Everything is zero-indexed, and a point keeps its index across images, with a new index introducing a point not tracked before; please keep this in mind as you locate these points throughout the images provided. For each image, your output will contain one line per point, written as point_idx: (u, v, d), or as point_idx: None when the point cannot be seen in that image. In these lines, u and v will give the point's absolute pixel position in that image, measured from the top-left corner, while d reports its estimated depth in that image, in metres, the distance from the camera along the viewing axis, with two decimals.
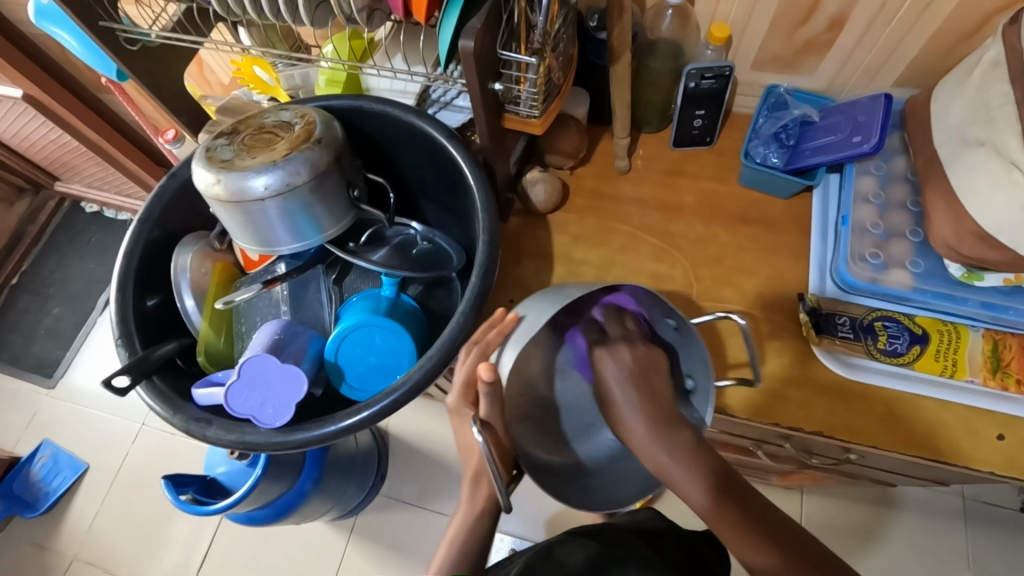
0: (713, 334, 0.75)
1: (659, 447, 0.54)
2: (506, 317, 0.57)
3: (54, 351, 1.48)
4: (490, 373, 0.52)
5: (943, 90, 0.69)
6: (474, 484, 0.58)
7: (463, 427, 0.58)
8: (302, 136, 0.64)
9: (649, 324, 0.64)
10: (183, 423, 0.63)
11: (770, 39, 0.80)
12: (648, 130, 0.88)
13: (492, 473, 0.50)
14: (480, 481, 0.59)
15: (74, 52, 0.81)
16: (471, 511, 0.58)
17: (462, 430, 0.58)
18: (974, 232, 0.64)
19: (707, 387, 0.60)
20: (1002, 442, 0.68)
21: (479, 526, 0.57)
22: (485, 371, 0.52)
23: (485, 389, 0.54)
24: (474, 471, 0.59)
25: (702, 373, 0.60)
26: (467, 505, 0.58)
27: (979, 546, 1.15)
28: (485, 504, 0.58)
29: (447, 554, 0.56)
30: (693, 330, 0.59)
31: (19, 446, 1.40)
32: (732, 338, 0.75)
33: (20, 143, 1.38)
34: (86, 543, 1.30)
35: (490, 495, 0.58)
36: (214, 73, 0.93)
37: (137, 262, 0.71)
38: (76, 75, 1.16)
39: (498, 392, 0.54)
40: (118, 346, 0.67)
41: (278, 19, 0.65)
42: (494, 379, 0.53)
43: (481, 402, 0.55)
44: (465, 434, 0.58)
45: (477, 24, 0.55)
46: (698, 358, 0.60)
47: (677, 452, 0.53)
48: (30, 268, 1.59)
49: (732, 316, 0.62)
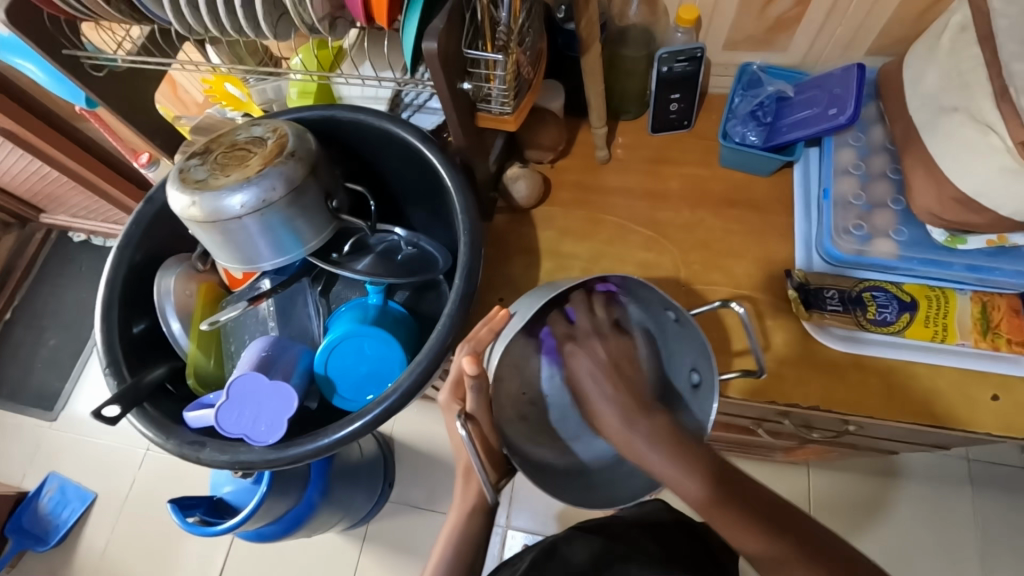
0: (717, 323, 0.74)
1: (636, 433, 0.53)
2: (496, 313, 0.59)
3: (53, 384, 1.48)
4: (475, 367, 0.55)
5: (915, 56, 0.69)
6: (467, 479, 0.61)
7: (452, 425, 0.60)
8: (275, 150, 0.63)
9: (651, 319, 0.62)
10: (177, 448, 0.63)
11: (740, 18, 0.79)
12: (626, 117, 0.88)
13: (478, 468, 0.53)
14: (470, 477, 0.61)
15: (42, 82, 0.81)
16: (464, 507, 0.60)
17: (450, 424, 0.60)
18: (955, 197, 0.64)
19: (711, 381, 0.57)
20: (997, 402, 0.69)
21: (472, 521, 0.59)
22: (468, 365, 0.55)
23: (470, 383, 0.56)
24: (463, 468, 0.61)
25: (706, 366, 0.57)
26: (461, 501, 0.60)
27: (986, 507, 1.16)
28: (477, 499, 0.60)
29: (442, 552, 0.59)
30: (694, 322, 0.57)
31: (25, 480, 1.39)
32: (733, 327, 0.74)
33: (0, 178, 1.37)
34: (100, 572, 1.30)
35: (480, 491, 0.60)
36: (188, 92, 0.89)
37: (120, 289, 0.71)
38: (50, 104, 1.15)
39: (485, 386, 0.57)
40: (106, 375, 0.67)
41: (241, 34, 0.64)
42: (478, 371, 0.55)
43: (468, 398, 0.58)
44: (454, 431, 0.60)
45: (439, 25, 0.55)
46: (701, 350, 0.58)
47: (654, 439, 0.52)
48: (22, 302, 1.59)
49: (730, 306, 0.64)
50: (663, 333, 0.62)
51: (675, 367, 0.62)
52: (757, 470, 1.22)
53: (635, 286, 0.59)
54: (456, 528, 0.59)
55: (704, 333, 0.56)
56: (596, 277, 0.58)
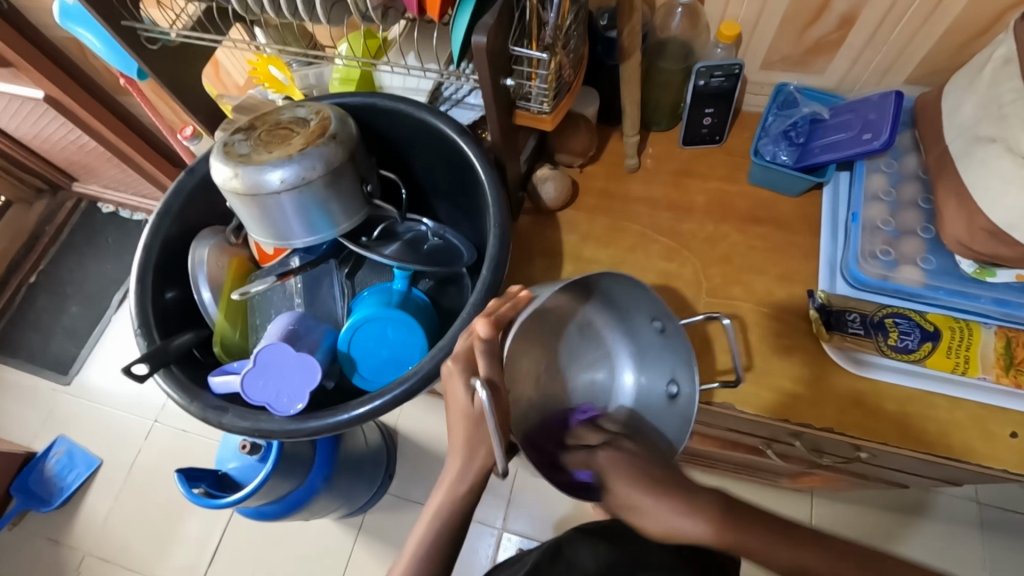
0: (701, 337, 0.75)
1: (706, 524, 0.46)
2: (521, 294, 0.57)
3: (70, 349, 1.51)
4: (487, 328, 0.52)
5: (956, 87, 0.69)
6: (459, 482, 0.53)
7: (458, 394, 0.53)
8: (317, 131, 0.65)
9: (630, 330, 0.62)
10: (200, 410, 0.65)
11: (779, 38, 0.80)
12: (658, 129, 0.89)
13: (494, 434, 0.45)
14: (467, 480, 0.53)
15: (97, 52, 0.84)
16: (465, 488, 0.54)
17: (451, 381, 0.53)
18: (986, 229, 0.63)
19: (691, 392, 0.57)
20: (1015, 439, 0.68)
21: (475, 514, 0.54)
22: (481, 326, 0.52)
23: (481, 347, 0.51)
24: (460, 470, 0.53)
25: (687, 376, 0.57)
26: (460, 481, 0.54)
27: (992, 554, 1.14)
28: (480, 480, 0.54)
29: (419, 545, 0.53)
30: (680, 331, 0.57)
31: (35, 441, 1.42)
32: (718, 342, 0.75)
33: (40, 144, 1.41)
34: (99, 537, 1.32)
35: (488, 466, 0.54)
36: (230, 75, 0.93)
37: (157, 255, 0.73)
38: (96, 76, 1.19)
39: (496, 351, 0.52)
40: (137, 336, 0.69)
41: (295, 17, 0.67)
42: (492, 336, 0.52)
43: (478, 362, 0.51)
44: (458, 400, 0.53)
45: (490, 20, 0.56)
46: (684, 361, 0.58)
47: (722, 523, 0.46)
48: (48, 267, 1.63)
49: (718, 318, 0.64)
50: (642, 344, 0.62)
51: (649, 379, 0.61)
52: (760, 496, 1.20)
53: (624, 290, 0.58)
54: (440, 521, 0.53)
55: (691, 345, 0.57)
56: (586, 277, 0.56)
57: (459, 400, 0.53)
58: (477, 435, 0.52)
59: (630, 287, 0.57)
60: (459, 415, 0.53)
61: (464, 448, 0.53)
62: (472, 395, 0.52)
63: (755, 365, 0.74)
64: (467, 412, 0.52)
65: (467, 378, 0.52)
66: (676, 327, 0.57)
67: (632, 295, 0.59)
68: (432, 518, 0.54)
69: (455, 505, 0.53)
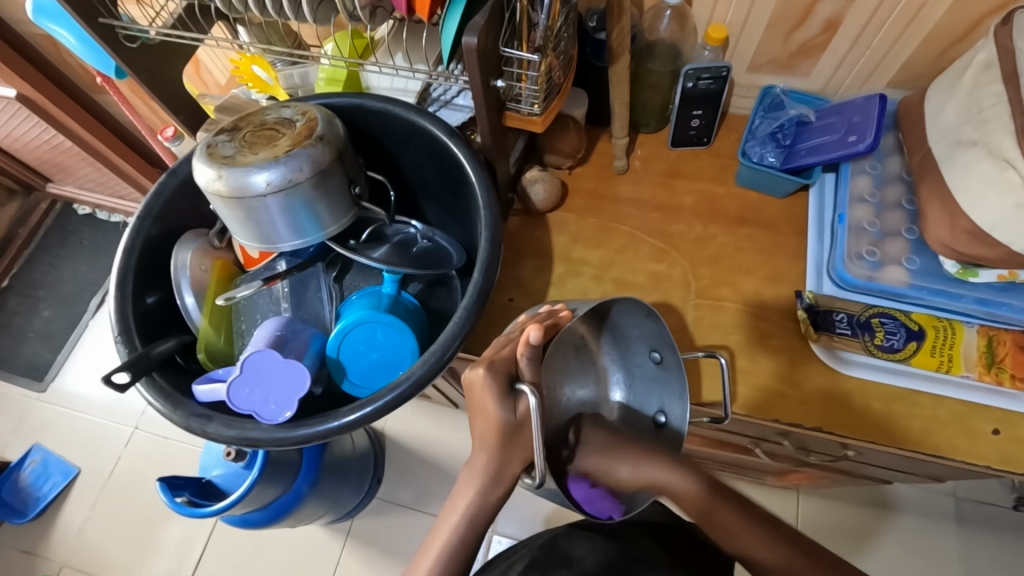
0: (692, 373, 0.74)
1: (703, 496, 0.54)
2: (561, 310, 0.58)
3: (45, 355, 1.46)
4: (538, 334, 0.51)
5: (938, 91, 0.70)
6: (493, 482, 0.53)
7: (484, 404, 0.52)
8: (304, 133, 0.64)
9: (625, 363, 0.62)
10: (184, 420, 0.63)
11: (767, 40, 0.80)
12: (646, 130, 0.89)
13: (537, 435, 0.46)
14: (501, 481, 0.53)
15: (72, 49, 0.81)
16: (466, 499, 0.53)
17: (479, 392, 0.52)
18: (968, 230, 0.65)
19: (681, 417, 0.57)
20: (997, 436, 0.69)
21: (472, 525, 0.53)
22: (533, 332, 0.50)
23: (527, 352, 0.51)
24: (491, 473, 0.53)
25: (676, 407, 0.58)
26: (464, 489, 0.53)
27: (973, 547, 1.16)
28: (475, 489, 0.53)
29: (445, 545, 0.52)
30: (678, 362, 0.57)
31: (8, 449, 1.38)
32: (705, 375, 0.74)
33: (12, 144, 1.37)
34: (76, 548, 1.28)
35: (484, 471, 0.53)
36: (211, 74, 0.95)
37: (137, 259, 0.71)
38: (72, 75, 1.16)
39: (539, 358, 0.52)
40: (117, 343, 0.67)
41: (280, 15, 0.66)
42: (541, 340, 0.51)
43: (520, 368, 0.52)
44: (483, 410, 0.53)
45: (480, 21, 0.55)
46: (675, 391, 0.58)
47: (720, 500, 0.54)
48: (21, 270, 1.58)
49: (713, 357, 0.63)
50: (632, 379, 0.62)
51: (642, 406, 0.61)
52: (749, 493, 1.21)
53: (631, 317, 0.59)
54: (467, 518, 0.53)
55: (686, 378, 0.57)
56: (603, 304, 0.58)
57: (489, 410, 0.52)
58: (510, 442, 0.52)
59: (639, 313, 0.58)
60: (489, 423, 0.52)
61: (496, 452, 0.53)
62: (509, 405, 0.52)
63: (743, 366, 0.74)
64: (501, 422, 0.52)
65: (504, 388, 0.52)
66: (676, 357, 0.57)
67: (634, 319, 0.59)
68: (458, 518, 0.53)
69: (484, 507, 0.53)
